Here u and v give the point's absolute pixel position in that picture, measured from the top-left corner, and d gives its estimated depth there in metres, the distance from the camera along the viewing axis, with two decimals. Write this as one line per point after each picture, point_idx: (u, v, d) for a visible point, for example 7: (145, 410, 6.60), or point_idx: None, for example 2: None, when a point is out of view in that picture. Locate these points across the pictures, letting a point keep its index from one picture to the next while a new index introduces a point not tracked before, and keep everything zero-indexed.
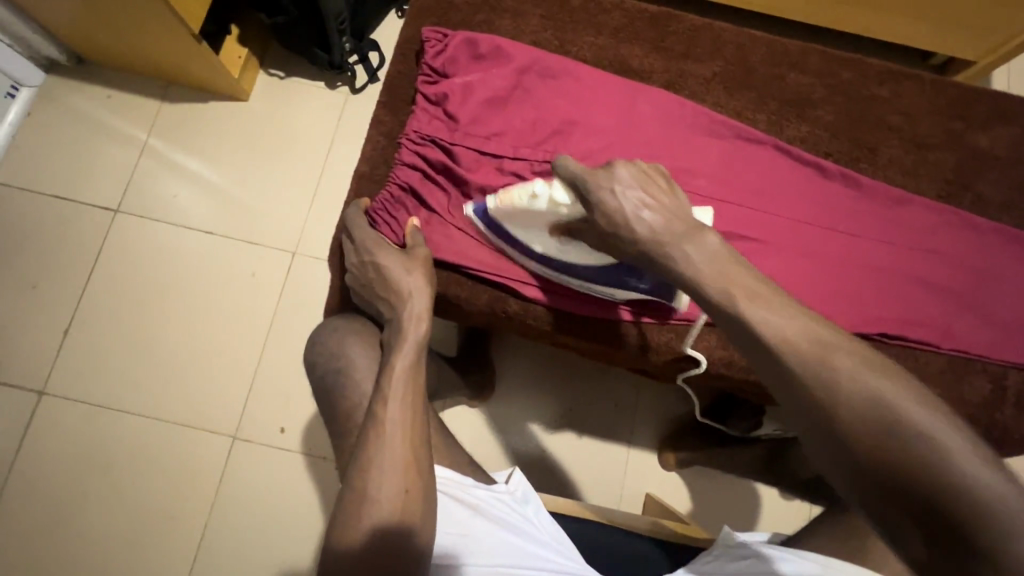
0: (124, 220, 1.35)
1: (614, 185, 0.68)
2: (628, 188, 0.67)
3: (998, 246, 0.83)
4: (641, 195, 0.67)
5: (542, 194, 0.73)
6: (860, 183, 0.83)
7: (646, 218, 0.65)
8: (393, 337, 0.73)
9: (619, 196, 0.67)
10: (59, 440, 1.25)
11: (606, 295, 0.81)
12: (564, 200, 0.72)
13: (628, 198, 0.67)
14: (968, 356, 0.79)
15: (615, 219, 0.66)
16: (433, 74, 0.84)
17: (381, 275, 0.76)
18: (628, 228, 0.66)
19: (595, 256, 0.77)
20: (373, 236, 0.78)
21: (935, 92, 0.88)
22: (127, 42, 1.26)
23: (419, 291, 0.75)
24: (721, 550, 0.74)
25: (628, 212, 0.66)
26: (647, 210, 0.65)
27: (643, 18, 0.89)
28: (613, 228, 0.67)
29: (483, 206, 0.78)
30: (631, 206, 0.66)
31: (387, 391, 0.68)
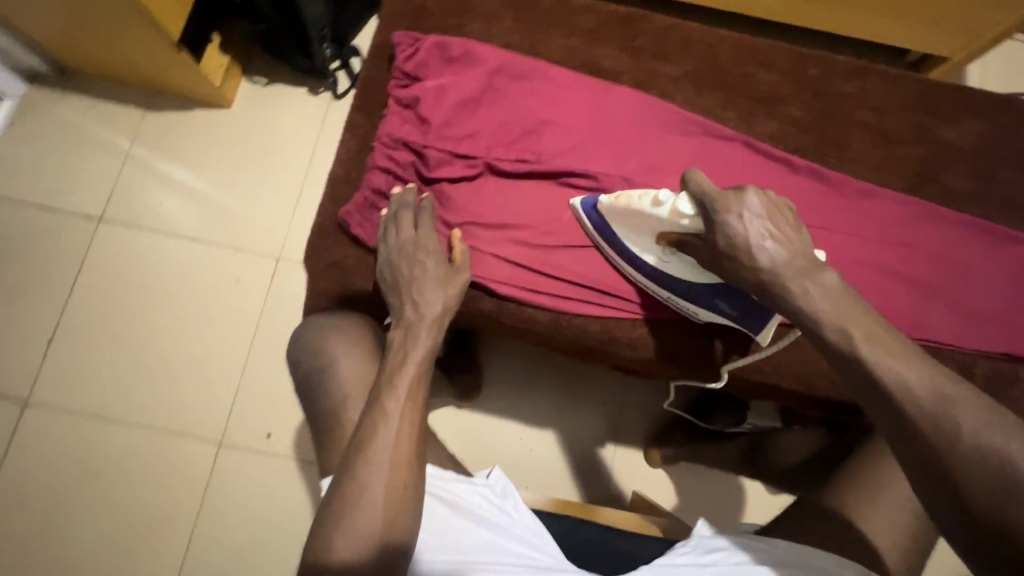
0: (107, 229, 1.35)
1: (743, 208, 0.62)
2: (757, 215, 0.62)
3: (966, 236, 0.84)
4: (769, 226, 0.61)
5: (667, 201, 0.68)
6: (827, 177, 0.85)
7: (769, 249, 0.61)
8: (401, 340, 0.71)
9: (748, 224, 0.61)
10: (44, 450, 1.24)
11: (689, 313, 0.81)
12: (688, 213, 0.66)
13: (756, 226, 0.61)
14: (938, 345, 0.80)
15: (735, 243, 0.62)
16: (405, 78, 0.85)
17: (416, 274, 0.74)
18: (749, 256, 0.61)
19: (709, 277, 0.73)
20: (402, 243, 0.76)
21: (901, 87, 0.90)
22: (110, 52, 1.27)
23: (452, 303, 0.74)
24: (696, 541, 0.73)
25: (753, 240, 0.61)
26: (772, 241, 0.61)
27: (613, 20, 0.90)
28: (729, 251, 0.62)
29: (595, 200, 0.77)
30: (757, 235, 0.61)
31: (396, 388, 0.68)
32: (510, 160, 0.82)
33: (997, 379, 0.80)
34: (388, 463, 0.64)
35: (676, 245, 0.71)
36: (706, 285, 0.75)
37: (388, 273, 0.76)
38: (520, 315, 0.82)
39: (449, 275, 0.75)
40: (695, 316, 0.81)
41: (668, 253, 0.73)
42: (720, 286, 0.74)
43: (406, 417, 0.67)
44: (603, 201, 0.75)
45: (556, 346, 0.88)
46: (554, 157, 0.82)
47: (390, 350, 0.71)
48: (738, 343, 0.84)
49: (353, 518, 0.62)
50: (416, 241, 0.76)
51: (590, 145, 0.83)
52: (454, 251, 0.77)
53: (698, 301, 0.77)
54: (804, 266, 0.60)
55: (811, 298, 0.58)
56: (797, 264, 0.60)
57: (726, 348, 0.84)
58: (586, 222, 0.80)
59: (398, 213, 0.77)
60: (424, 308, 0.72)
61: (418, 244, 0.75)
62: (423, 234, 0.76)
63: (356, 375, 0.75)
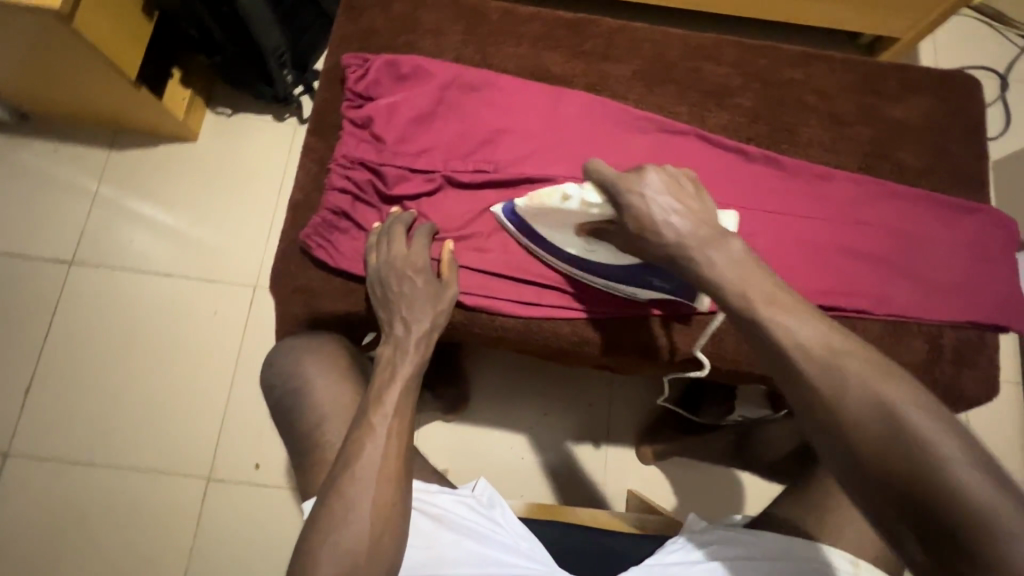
0: (79, 271, 1.34)
1: (644, 187, 0.65)
2: (658, 191, 0.64)
3: (922, 210, 0.86)
4: (671, 200, 0.64)
5: (575, 195, 0.70)
6: (781, 163, 0.86)
7: (675, 224, 0.63)
8: (391, 357, 0.71)
9: (650, 200, 0.64)
10: (29, 501, 1.22)
11: (628, 295, 0.81)
12: (595, 201, 0.69)
13: (659, 202, 0.64)
14: (904, 319, 0.81)
15: (643, 221, 0.64)
16: (358, 98, 0.86)
17: (405, 289, 0.74)
18: (658, 232, 0.63)
19: (626, 257, 0.75)
20: (397, 258, 0.75)
21: (845, 70, 0.92)
22: (68, 95, 1.26)
23: (442, 319, 0.75)
24: (685, 538, 0.74)
25: (658, 217, 0.63)
26: (677, 216, 0.63)
27: (561, 26, 0.92)
28: (640, 232, 0.65)
29: (513, 205, 0.79)
30: (660, 210, 0.63)
31: (384, 402, 0.68)
32: (468, 172, 0.83)
33: (964, 349, 0.82)
34: (374, 479, 0.63)
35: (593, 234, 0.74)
36: (631, 264, 0.77)
37: (377, 288, 0.76)
38: (489, 322, 0.82)
39: (439, 290, 0.75)
40: (634, 299, 0.82)
41: (591, 242, 0.76)
42: (639, 265, 0.76)
43: (391, 430, 0.66)
44: (517, 205, 0.77)
45: (533, 350, 0.88)
46: (511, 164, 0.83)
47: (379, 365, 0.71)
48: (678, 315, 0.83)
49: (340, 538, 0.60)
50: (406, 256, 0.75)
51: (546, 150, 0.84)
52: (443, 267, 0.78)
53: (625, 279, 0.79)
54: (706, 235, 0.61)
55: (716, 266, 0.60)
56: (702, 233, 0.61)
57: (665, 320, 0.83)
58: (509, 226, 0.81)
59: (390, 229, 0.77)
60: (413, 324, 0.73)
61: (408, 260, 0.75)
62: (413, 250, 0.76)
63: (334, 395, 0.74)
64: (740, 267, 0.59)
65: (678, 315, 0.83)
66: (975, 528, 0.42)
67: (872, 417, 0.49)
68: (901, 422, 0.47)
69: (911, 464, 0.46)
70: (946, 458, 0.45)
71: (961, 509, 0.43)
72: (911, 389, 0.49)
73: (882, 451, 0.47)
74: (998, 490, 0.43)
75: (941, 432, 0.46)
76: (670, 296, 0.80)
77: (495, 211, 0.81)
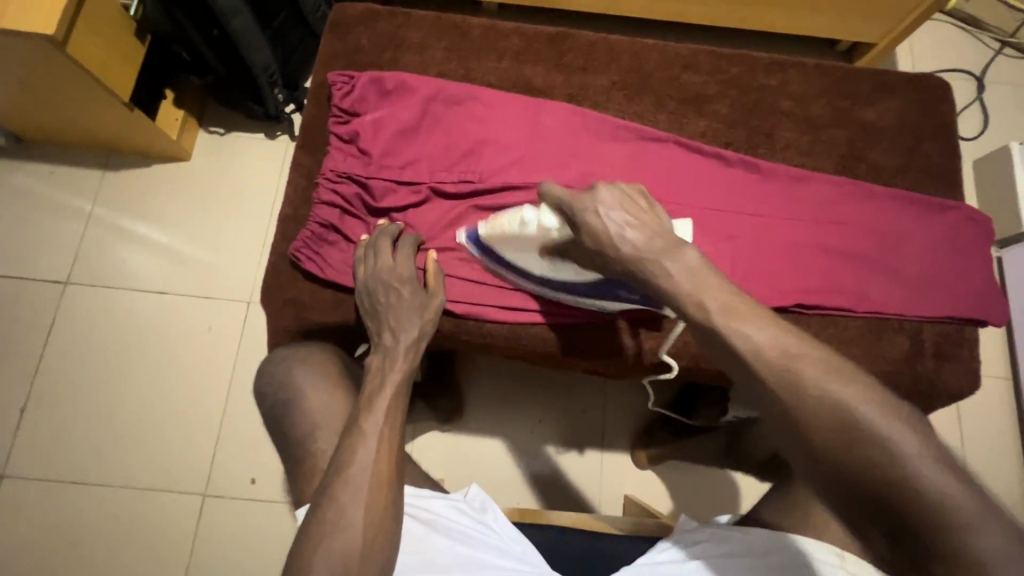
0: (74, 291, 1.35)
1: (596, 205, 0.69)
2: (611, 208, 0.68)
3: (896, 209, 0.88)
4: (623, 215, 0.67)
5: (532, 220, 0.75)
6: (758, 167, 0.88)
7: (629, 237, 0.66)
8: (380, 366, 0.72)
9: (604, 217, 0.67)
10: (24, 523, 1.22)
11: (600, 310, 0.83)
12: (552, 224, 0.74)
13: (612, 218, 0.67)
14: (883, 315, 0.83)
15: (599, 237, 0.67)
16: (344, 114, 0.88)
17: (393, 300, 0.76)
18: (613, 246, 0.66)
19: (587, 273, 0.77)
20: (384, 270, 0.77)
21: (819, 76, 0.95)
22: (62, 118, 1.29)
23: (429, 327, 0.76)
24: (675, 537, 0.75)
25: (613, 232, 0.66)
26: (630, 230, 0.66)
27: (541, 40, 0.95)
28: (597, 247, 0.68)
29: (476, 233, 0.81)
30: (614, 226, 0.67)
31: (374, 409, 0.69)
32: (454, 183, 0.85)
33: (944, 343, 0.83)
34: (366, 484, 0.64)
35: (557, 253, 0.77)
36: (596, 281, 0.79)
37: (365, 299, 0.77)
38: (477, 329, 0.83)
39: (426, 299, 0.77)
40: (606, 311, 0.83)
41: (553, 263, 0.79)
42: (604, 281, 0.78)
43: (382, 435, 0.67)
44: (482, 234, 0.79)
45: (520, 357, 0.89)
46: (495, 174, 0.85)
47: (368, 374, 0.72)
48: (646, 322, 0.84)
49: (333, 543, 0.61)
50: (392, 268, 0.77)
51: (528, 159, 0.86)
52: (428, 277, 0.79)
53: (594, 295, 0.81)
54: (661, 246, 0.63)
55: (672, 277, 0.61)
56: (656, 244, 0.64)
57: (635, 328, 0.84)
58: (474, 254, 0.82)
59: (376, 241, 0.79)
60: (402, 333, 0.74)
61: (393, 271, 0.77)
62: (399, 262, 0.78)
63: (325, 404, 0.75)
64: (696, 276, 0.60)
65: (644, 321, 0.84)
66: (937, 519, 0.44)
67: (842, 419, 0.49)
68: (862, 423, 0.48)
69: (874, 466, 0.47)
70: (908, 455, 0.46)
71: (928, 503, 0.45)
72: (870, 385, 0.50)
73: (850, 453, 0.48)
74: (956, 479, 0.45)
75: (904, 429, 0.48)
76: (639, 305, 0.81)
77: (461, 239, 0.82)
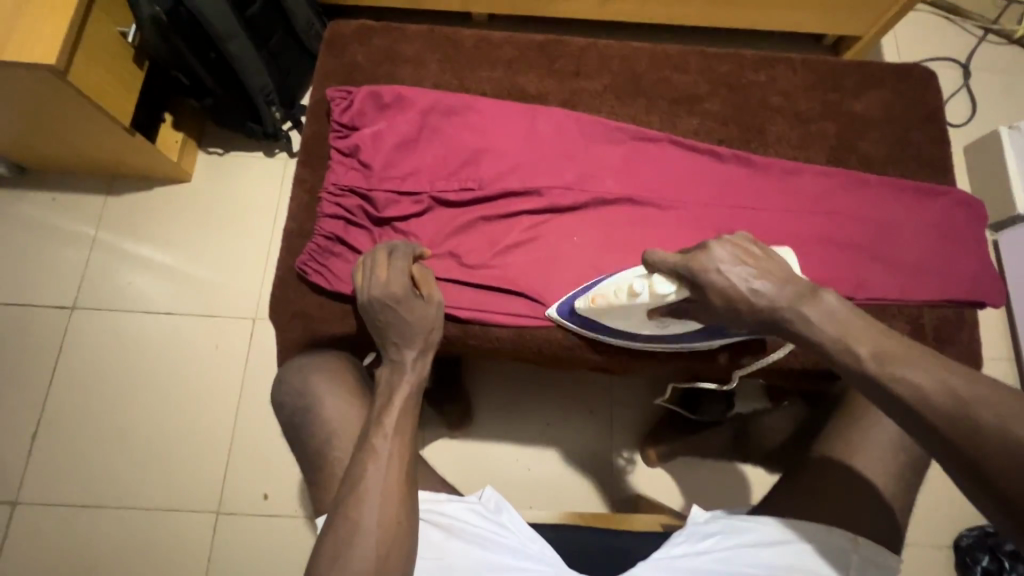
0: (81, 316, 1.36)
1: (718, 263, 0.60)
2: (733, 262, 0.60)
3: (890, 197, 0.89)
4: (748, 267, 0.59)
5: (642, 289, 0.70)
6: (751, 161, 0.90)
7: (760, 288, 0.58)
8: (389, 379, 0.74)
9: (728, 273, 0.59)
10: (38, 549, 1.22)
11: (703, 345, 0.84)
12: (669, 291, 0.67)
13: (738, 271, 0.59)
14: (883, 301, 0.84)
15: (728, 295, 0.60)
16: (343, 128, 0.90)
17: (393, 318, 0.75)
18: (747, 301, 0.59)
19: (699, 323, 0.74)
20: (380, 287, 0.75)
21: (806, 70, 0.96)
22: (65, 146, 1.31)
23: (432, 336, 0.76)
24: (690, 529, 0.74)
25: (740, 286, 0.59)
26: (759, 279, 0.58)
27: (532, 48, 0.97)
28: (727, 304, 0.61)
29: (569, 304, 0.82)
30: (739, 278, 0.59)
31: (386, 418, 0.70)
32: (454, 191, 0.86)
33: (944, 325, 0.85)
34: (381, 491, 0.65)
35: (667, 314, 0.72)
36: (705, 328, 0.77)
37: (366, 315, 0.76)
38: (483, 333, 0.84)
39: (427, 314, 0.76)
40: (709, 343, 0.84)
41: (662, 320, 0.76)
42: (716, 328, 0.76)
43: (395, 444, 0.68)
44: (580, 306, 0.80)
45: (528, 359, 0.90)
46: (495, 180, 0.87)
47: (378, 387, 0.74)
48: (745, 348, 0.87)
49: (352, 551, 0.62)
50: (387, 285, 0.75)
51: (526, 164, 0.88)
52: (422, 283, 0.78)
53: (703, 337, 0.81)
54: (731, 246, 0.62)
55: None
56: None
57: (735, 355, 0.87)
58: (571, 325, 0.83)
59: (371, 258, 0.76)
60: (406, 349, 0.74)
61: (389, 288, 0.75)
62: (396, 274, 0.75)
63: (339, 411, 0.76)
64: (840, 321, 0.55)
65: (746, 347, 0.86)
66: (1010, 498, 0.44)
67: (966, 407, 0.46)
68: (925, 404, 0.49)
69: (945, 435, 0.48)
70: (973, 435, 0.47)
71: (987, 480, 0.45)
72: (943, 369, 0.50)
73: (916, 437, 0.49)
74: None
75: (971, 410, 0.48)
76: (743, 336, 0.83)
77: (554, 313, 0.83)
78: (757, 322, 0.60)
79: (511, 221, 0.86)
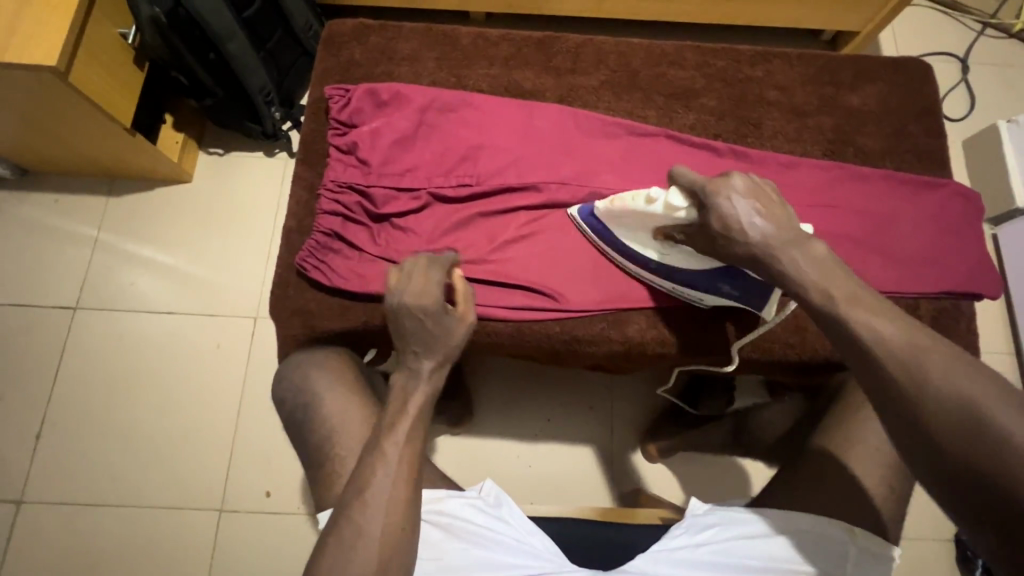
0: (84, 316, 1.37)
1: (731, 190, 0.65)
2: (743, 195, 0.64)
3: (887, 190, 0.90)
4: (754, 204, 0.64)
5: (660, 198, 0.73)
6: (748, 155, 0.90)
7: (758, 225, 0.63)
8: (403, 387, 0.73)
9: (736, 204, 0.64)
10: (43, 548, 1.23)
11: (695, 300, 0.85)
12: (680, 204, 0.71)
13: (744, 205, 0.64)
14: (880, 294, 0.84)
15: (728, 224, 0.64)
16: (341, 126, 0.90)
17: (420, 327, 0.73)
18: (742, 234, 0.64)
19: (704, 257, 0.76)
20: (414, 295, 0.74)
21: (802, 64, 0.97)
22: (67, 148, 1.32)
23: (454, 352, 0.75)
24: (689, 521, 0.74)
25: (742, 218, 0.63)
26: (760, 217, 0.63)
27: (529, 45, 0.97)
28: (724, 232, 0.65)
29: (591, 208, 0.84)
30: (745, 211, 0.64)
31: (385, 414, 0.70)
32: (452, 187, 0.87)
33: (941, 318, 0.85)
34: (381, 485, 0.66)
35: (673, 235, 0.75)
36: (708, 270, 0.79)
37: (391, 320, 0.75)
38: (482, 329, 0.85)
39: (454, 328, 0.75)
40: (700, 302, 0.85)
41: (667, 246, 0.78)
42: (717, 272, 0.78)
43: (394, 439, 0.69)
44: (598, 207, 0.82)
45: (527, 355, 0.90)
46: (492, 176, 0.87)
47: (391, 394, 0.73)
48: (744, 318, 0.87)
49: (352, 544, 0.63)
50: (421, 294, 0.74)
51: (524, 160, 0.88)
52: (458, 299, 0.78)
53: (699, 286, 0.82)
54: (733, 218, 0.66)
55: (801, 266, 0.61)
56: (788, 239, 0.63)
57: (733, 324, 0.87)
58: (586, 228, 0.86)
59: (412, 264, 0.76)
60: (425, 360, 0.73)
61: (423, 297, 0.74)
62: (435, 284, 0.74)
63: (339, 407, 0.77)
64: (824, 267, 0.59)
65: (742, 318, 0.87)
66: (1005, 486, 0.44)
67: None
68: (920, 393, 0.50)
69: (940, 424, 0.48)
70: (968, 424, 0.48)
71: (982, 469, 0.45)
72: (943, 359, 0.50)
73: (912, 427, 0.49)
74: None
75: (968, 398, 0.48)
76: (738, 302, 0.84)
77: (573, 212, 0.86)
78: (749, 257, 0.65)
79: (509, 217, 0.87)
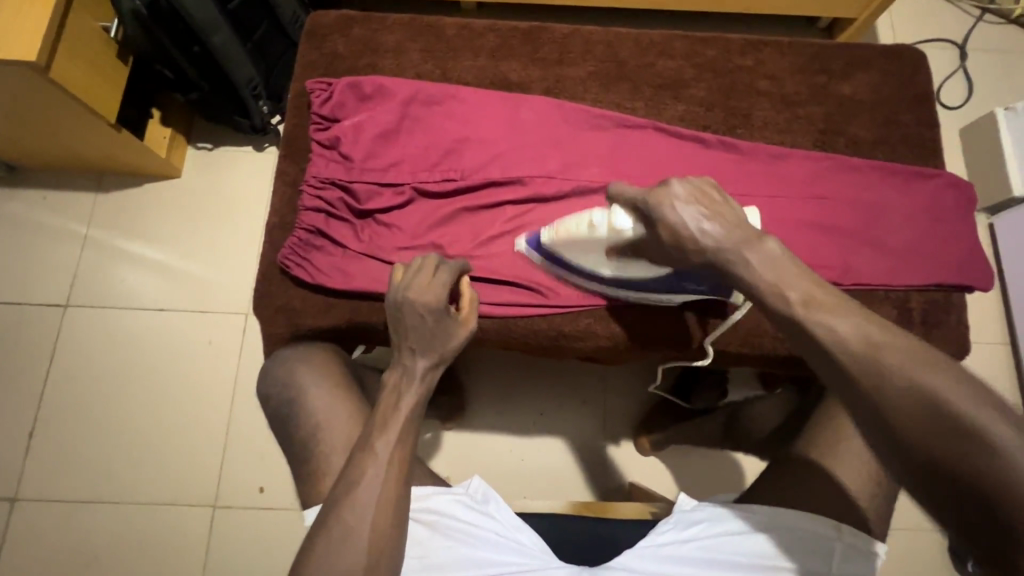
0: (74, 314, 1.36)
1: (673, 199, 0.63)
2: (686, 202, 0.62)
3: (877, 181, 0.88)
4: (699, 209, 0.61)
5: (603, 221, 0.72)
6: (737, 147, 0.89)
7: (709, 231, 0.60)
8: (398, 383, 0.72)
9: (680, 212, 0.62)
10: (39, 545, 1.23)
11: (665, 300, 0.84)
12: (625, 225, 0.70)
13: (689, 212, 0.62)
14: (870, 287, 0.83)
15: (678, 235, 0.62)
16: (324, 121, 0.89)
17: (418, 322, 0.73)
18: (695, 242, 0.61)
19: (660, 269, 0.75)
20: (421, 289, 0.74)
21: (793, 53, 0.95)
22: (52, 144, 1.30)
23: (449, 355, 0.74)
24: (677, 517, 0.74)
25: (691, 226, 0.61)
26: (708, 221, 0.60)
27: (516, 35, 0.96)
28: (675, 242, 0.63)
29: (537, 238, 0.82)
30: (691, 219, 0.61)
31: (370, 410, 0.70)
32: (437, 182, 0.86)
33: (932, 309, 0.84)
34: (365, 482, 0.65)
35: (627, 252, 0.74)
36: (664, 276, 0.77)
37: (391, 313, 0.75)
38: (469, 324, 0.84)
39: (454, 331, 0.74)
40: (671, 300, 0.84)
41: (622, 261, 0.77)
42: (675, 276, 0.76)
43: (379, 436, 0.68)
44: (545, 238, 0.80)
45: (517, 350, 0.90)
46: (477, 171, 0.86)
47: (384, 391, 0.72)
48: (711, 309, 0.86)
49: (335, 542, 0.62)
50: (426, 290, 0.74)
51: (509, 154, 0.87)
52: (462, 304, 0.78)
53: (662, 288, 0.80)
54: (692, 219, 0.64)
55: None
56: None
57: (701, 316, 0.86)
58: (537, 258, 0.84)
59: (422, 260, 0.77)
60: (420, 357, 0.72)
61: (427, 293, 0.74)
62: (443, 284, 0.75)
63: (324, 404, 0.77)
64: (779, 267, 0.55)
65: (710, 311, 0.86)
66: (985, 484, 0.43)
67: (937, 415, 0.45)
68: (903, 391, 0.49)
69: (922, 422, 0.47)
70: None
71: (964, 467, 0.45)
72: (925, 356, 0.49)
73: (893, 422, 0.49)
74: None
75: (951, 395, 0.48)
76: (705, 295, 0.83)
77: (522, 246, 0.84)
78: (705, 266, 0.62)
79: (494, 212, 0.86)
